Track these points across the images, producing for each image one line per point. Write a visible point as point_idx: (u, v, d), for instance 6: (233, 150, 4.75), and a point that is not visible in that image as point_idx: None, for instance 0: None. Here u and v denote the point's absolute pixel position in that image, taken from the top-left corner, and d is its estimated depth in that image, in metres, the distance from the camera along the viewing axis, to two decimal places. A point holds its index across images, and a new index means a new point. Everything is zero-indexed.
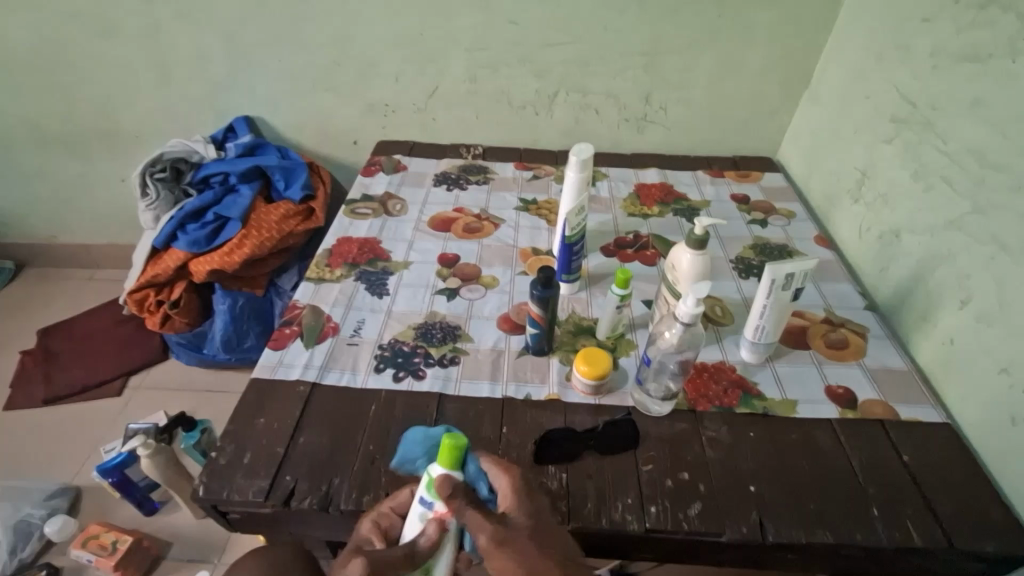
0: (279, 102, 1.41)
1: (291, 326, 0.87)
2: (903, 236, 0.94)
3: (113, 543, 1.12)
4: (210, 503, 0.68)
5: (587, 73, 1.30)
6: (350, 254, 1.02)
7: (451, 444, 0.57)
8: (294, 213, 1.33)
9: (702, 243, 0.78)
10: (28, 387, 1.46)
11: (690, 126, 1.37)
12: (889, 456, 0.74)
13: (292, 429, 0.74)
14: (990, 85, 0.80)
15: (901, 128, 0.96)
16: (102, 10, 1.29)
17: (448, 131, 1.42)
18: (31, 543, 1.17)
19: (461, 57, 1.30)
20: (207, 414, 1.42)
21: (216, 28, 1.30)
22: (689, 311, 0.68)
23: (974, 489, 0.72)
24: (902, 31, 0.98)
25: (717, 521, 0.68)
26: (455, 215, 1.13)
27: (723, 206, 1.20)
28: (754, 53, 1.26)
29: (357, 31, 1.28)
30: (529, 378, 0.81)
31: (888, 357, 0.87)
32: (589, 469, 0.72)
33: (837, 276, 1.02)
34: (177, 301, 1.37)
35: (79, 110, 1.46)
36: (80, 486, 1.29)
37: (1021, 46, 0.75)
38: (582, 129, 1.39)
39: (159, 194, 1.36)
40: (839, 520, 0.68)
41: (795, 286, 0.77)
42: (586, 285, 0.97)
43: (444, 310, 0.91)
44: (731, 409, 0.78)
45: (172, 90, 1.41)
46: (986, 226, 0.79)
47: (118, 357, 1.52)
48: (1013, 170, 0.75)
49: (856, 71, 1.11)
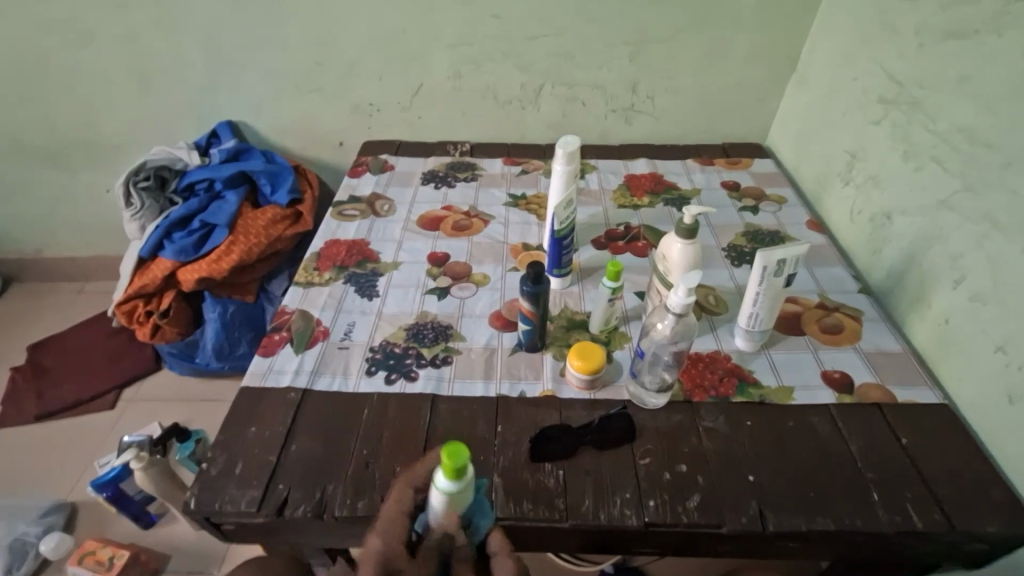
0: (262, 106, 1.39)
1: (280, 332, 0.86)
2: (894, 217, 0.93)
3: (110, 558, 1.09)
4: (203, 515, 0.67)
5: (573, 65, 1.29)
6: (338, 257, 1.00)
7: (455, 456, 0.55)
8: (282, 218, 1.32)
9: (692, 232, 0.76)
10: (20, 404, 1.44)
11: (678, 114, 1.36)
12: (887, 439, 0.74)
13: (284, 436, 0.73)
14: (976, 62, 0.79)
15: (889, 109, 0.96)
16: (76, 20, 1.27)
17: (434, 130, 1.40)
18: (26, 562, 1.15)
19: (444, 53, 1.28)
20: (203, 424, 1.41)
21: (195, 34, 1.28)
22: (680, 301, 0.68)
23: (974, 469, 0.71)
24: (886, 10, 0.97)
25: (717, 513, 0.67)
26: (444, 214, 1.12)
27: (713, 194, 1.19)
28: (739, 39, 1.25)
29: (338, 31, 1.26)
30: (523, 376, 0.80)
31: (883, 339, 0.86)
32: (587, 465, 0.71)
33: (830, 260, 1.01)
34: (167, 311, 1.35)
35: (60, 123, 1.44)
36: (76, 502, 1.28)
37: (1008, 20, 0.74)
38: (570, 122, 1.38)
39: (143, 203, 1.34)
40: (840, 506, 0.67)
41: (787, 272, 0.76)
42: (577, 280, 0.96)
43: (434, 309, 0.90)
44: (728, 399, 0.78)
45: (153, 97, 1.39)
46: (976, 205, 0.78)
47: (110, 370, 1.51)
48: (1003, 147, 0.75)
49: (843, 53, 1.10)
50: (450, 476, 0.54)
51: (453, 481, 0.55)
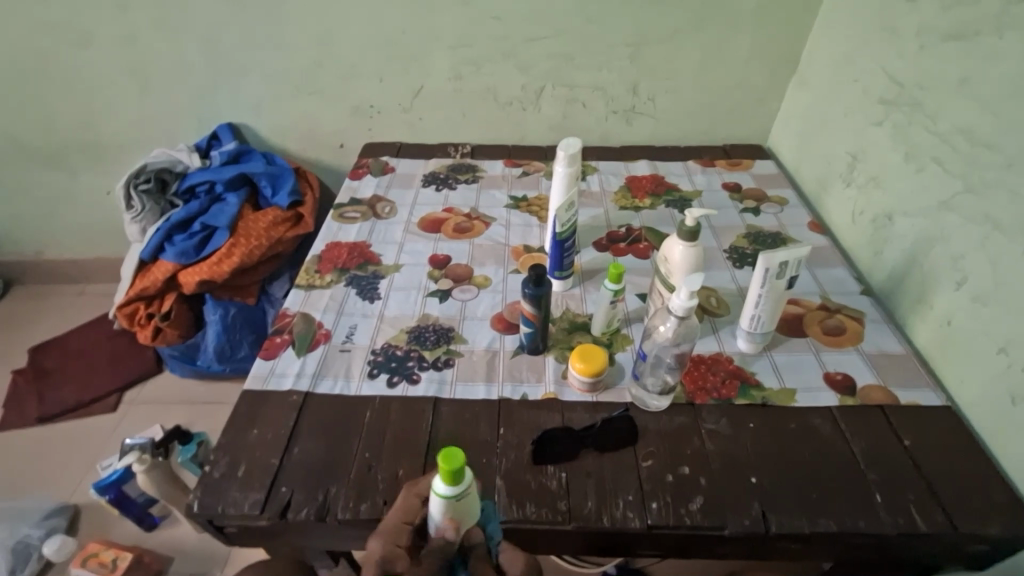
0: (263, 108, 1.39)
1: (282, 335, 0.86)
2: (896, 218, 0.93)
3: (113, 560, 1.10)
4: (205, 518, 0.67)
5: (573, 66, 1.29)
6: (340, 259, 1.00)
7: (453, 462, 0.52)
8: (283, 219, 1.32)
9: (693, 234, 0.77)
10: (21, 406, 1.44)
11: (679, 115, 1.36)
12: (889, 441, 0.74)
13: (287, 439, 0.73)
14: (977, 63, 0.79)
15: (890, 110, 0.96)
16: (76, 22, 1.27)
17: (435, 131, 1.40)
18: (29, 564, 1.15)
19: (445, 55, 1.28)
20: (204, 426, 1.41)
21: (195, 35, 1.28)
22: (683, 303, 0.68)
23: (976, 471, 0.71)
24: (887, 11, 0.97)
25: (720, 515, 0.67)
26: (445, 216, 1.12)
27: (714, 195, 1.19)
28: (739, 41, 1.25)
29: (338, 33, 1.26)
30: (525, 378, 0.80)
31: (885, 341, 0.86)
32: (589, 467, 0.71)
33: (831, 261, 1.01)
34: (168, 313, 1.35)
35: (60, 126, 1.44)
36: (78, 504, 1.28)
37: (1009, 21, 0.74)
38: (571, 123, 1.38)
39: (144, 205, 1.34)
40: (843, 508, 0.67)
41: (789, 274, 0.76)
42: (579, 281, 0.96)
43: (436, 312, 0.90)
44: (730, 401, 0.78)
45: (153, 99, 1.39)
46: (978, 206, 0.78)
47: (111, 372, 1.51)
48: (1004, 147, 0.75)
49: (843, 54, 1.10)
50: (448, 482, 0.52)
51: (451, 486, 0.52)
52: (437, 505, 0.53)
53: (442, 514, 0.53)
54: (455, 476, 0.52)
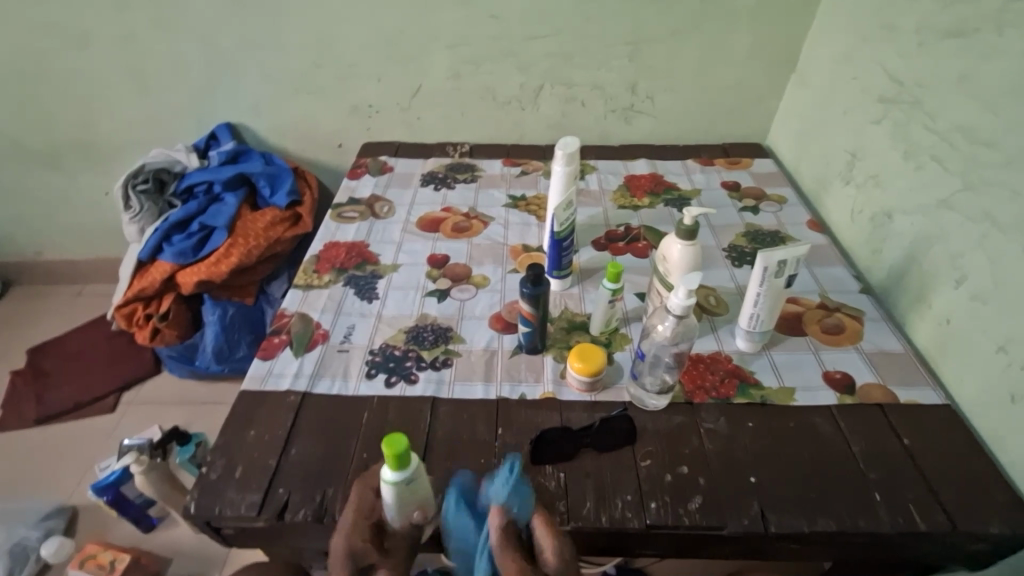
0: (261, 108, 1.39)
1: (280, 335, 0.86)
2: (895, 216, 0.93)
3: (111, 562, 1.09)
4: (203, 520, 0.67)
5: (572, 66, 1.29)
6: (338, 259, 1.00)
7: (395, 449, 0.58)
8: (281, 219, 1.32)
9: (691, 233, 0.76)
10: (20, 407, 1.44)
11: (678, 114, 1.36)
12: (888, 440, 0.73)
13: (284, 440, 0.73)
14: (976, 61, 0.79)
15: (889, 108, 0.95)
16: (73, 22, 1.27)
17: (433, 130, 1.40)
18: (27, 566, 1.15)
19: (443, 54, 1.28)
20: (203, 426, 1.41)
21: (193, 36, 1.28)
22: (680, 303, 0.68)
23: (976, 470, 0.71)
24: (886, 9, 0.97)
25: (719, 515, 0.66)
26: (443, 215, 1.12)
27: (713, 194, 1.19)
28: (738, 39, 1.25)
29: (336, 32, 1.26)
30: (523, 378, 0.80)
31: (885, 340, 0.86)
32: (587, 467, 0.71)
33: (831, 260, 1.01)
34: (166, 313, 1.35)
35: (59, 126, 1.44)
36: (77, 505, 1.28)
37: (1008, 18, 0.74)
38: (569, 122, 1.38)
39: (142, 206, 1.34)
40: (842, 507, 0.67)
41: (787, 273, 0.76)
42: (577, 281, 0.96)
43: (434, 311, 0.90)
44: (729, 400, 0.77)
45: (152, 99, 1.39)
46: (977, 204, 0.78)
47: (110, 373, 1.51)
48: (1003, 145, 0.74)
49: (842, 52, 1.10)
50: (394, 467, 0.58)
51: (398, 470, 0.58)
52: (387, 491, 0.59)
53: (393, 498, 0.60)
54: (399, 462, 0.58)
